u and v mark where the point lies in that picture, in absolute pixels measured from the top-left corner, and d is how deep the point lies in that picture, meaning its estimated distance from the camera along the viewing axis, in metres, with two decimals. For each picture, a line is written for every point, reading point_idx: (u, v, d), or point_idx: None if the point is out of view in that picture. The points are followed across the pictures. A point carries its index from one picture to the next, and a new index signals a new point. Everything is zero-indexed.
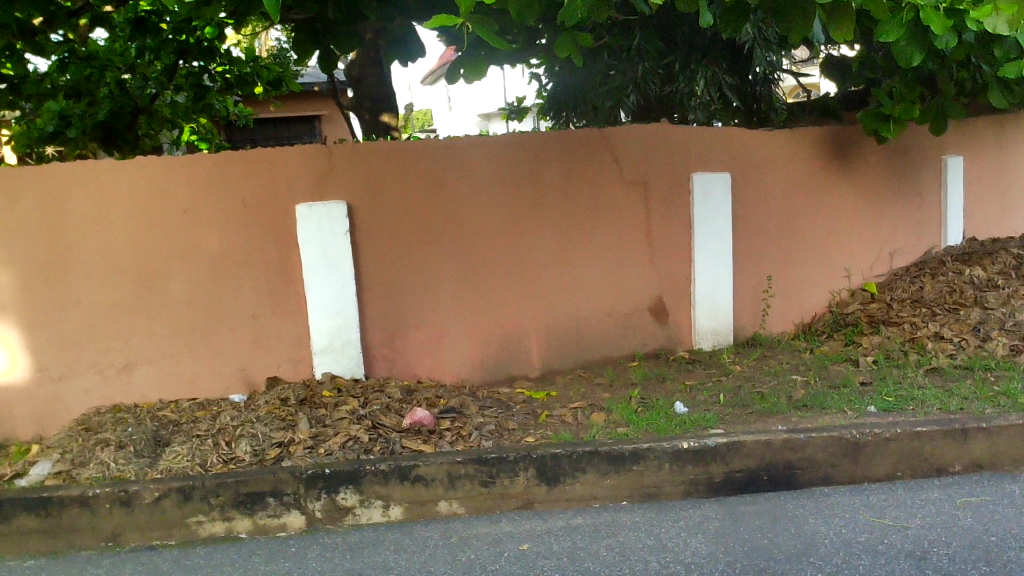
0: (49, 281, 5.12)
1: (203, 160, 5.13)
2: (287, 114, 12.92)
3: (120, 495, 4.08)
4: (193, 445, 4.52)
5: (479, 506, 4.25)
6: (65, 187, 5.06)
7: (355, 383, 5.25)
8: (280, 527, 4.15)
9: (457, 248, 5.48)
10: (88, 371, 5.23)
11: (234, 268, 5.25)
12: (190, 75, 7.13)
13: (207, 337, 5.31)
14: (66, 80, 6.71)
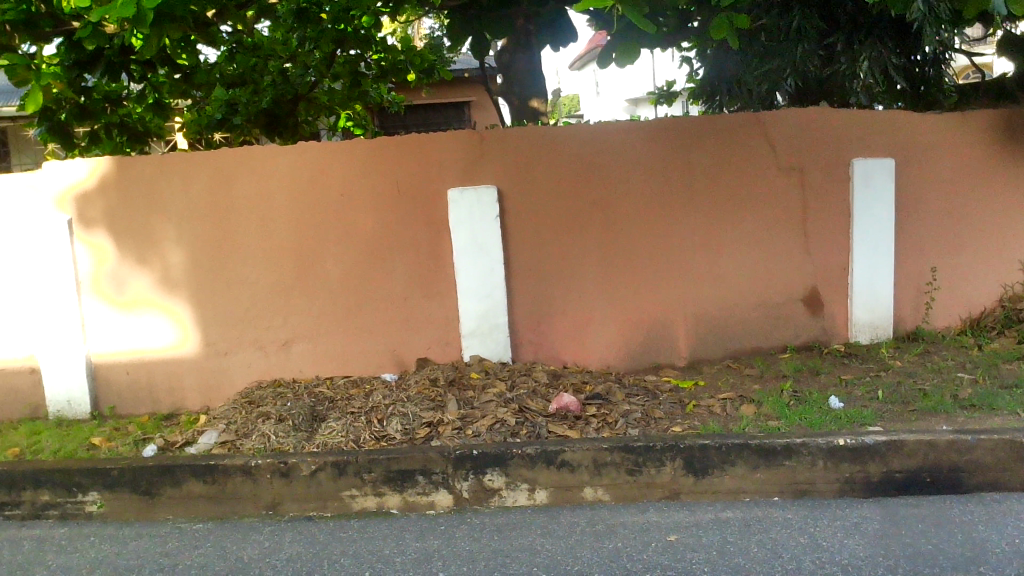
0: (216, 261, 5.42)
1: (361, 146, 5.30)
2: (438, 100, 13.16)
3: (280, 466, 4.28)
4: (347, 421, 4.68)
5: (625, 494, 4.22)
6: (233, 172, 5.35)
7: (502, 366, 5.30)
8: (429, 505, 4.25)
9: (605, 234, 5.44)
10: (251, 347, 5.50)
11: (388, 250, 5.40)
12: (348, 63, 7.21)
13: (361, 317, 5.48)
14: (231, 70, 6.98)
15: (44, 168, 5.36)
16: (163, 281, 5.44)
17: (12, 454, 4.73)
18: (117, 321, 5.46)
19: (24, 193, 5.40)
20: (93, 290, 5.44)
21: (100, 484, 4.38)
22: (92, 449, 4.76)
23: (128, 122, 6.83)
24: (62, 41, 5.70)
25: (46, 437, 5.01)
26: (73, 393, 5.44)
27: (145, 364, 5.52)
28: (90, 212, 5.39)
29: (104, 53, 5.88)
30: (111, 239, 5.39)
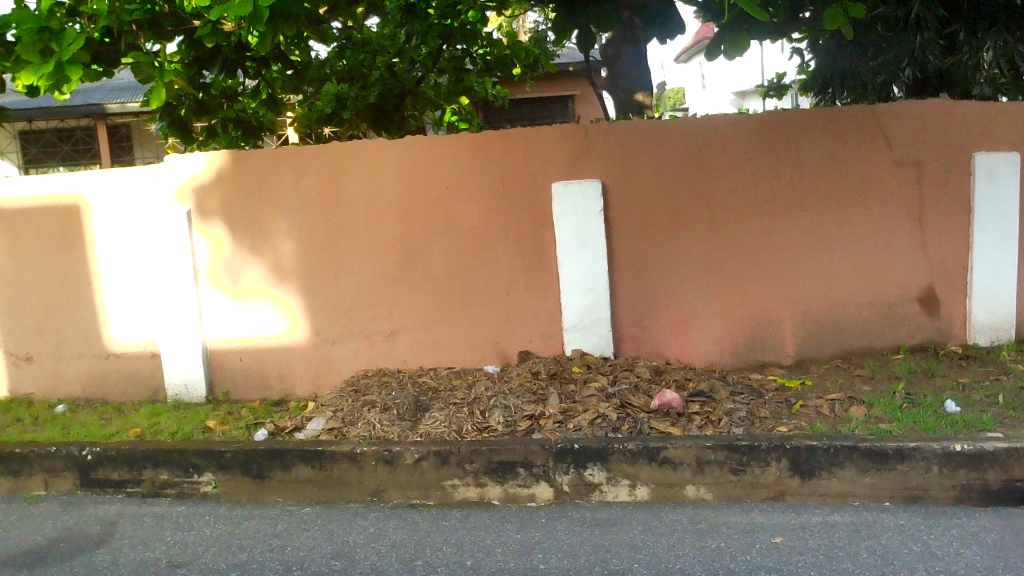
0: (325, 252, 5.56)
1: (467, 140, 5.36)
2: (542, 94, 13.17)
3: (384, 454, 4.36)
4: (450, 412, 4.75)
5: (728, 493, 4.16)
6: (342, 166, 5.48)
7: (604, 361, 5.28)
8: (530, 498, 4.28)
9: (711, 230, 5.36)
10: (358, 337, 5.63)
11: (492, 243, 5.44)
12: (453, 59, 7.33)
13: (465, 309, 5.53)
14: (341, 66, 7.06)
15: (165, 161, 5.59)
16: (275, 271, 5.61)
17: (135, 434, 4.96)
18: (231, 309, 5.67)
19: (146, 184, 5.65)
20: (210, 278, 5.66)
21: (214, 465, 4.56)
22: (207, 432, 4.95)
23: (243, 117, 7.06)
24: (183, 40, 5.93)
25: (165, 419, 5.23)
26: (190, 377, 5.68)
27: (258, 351, 5.71)
28: (207, 204, 5.60)
29: (221, 51, 6.10)
30: (227, 230, 5.59)
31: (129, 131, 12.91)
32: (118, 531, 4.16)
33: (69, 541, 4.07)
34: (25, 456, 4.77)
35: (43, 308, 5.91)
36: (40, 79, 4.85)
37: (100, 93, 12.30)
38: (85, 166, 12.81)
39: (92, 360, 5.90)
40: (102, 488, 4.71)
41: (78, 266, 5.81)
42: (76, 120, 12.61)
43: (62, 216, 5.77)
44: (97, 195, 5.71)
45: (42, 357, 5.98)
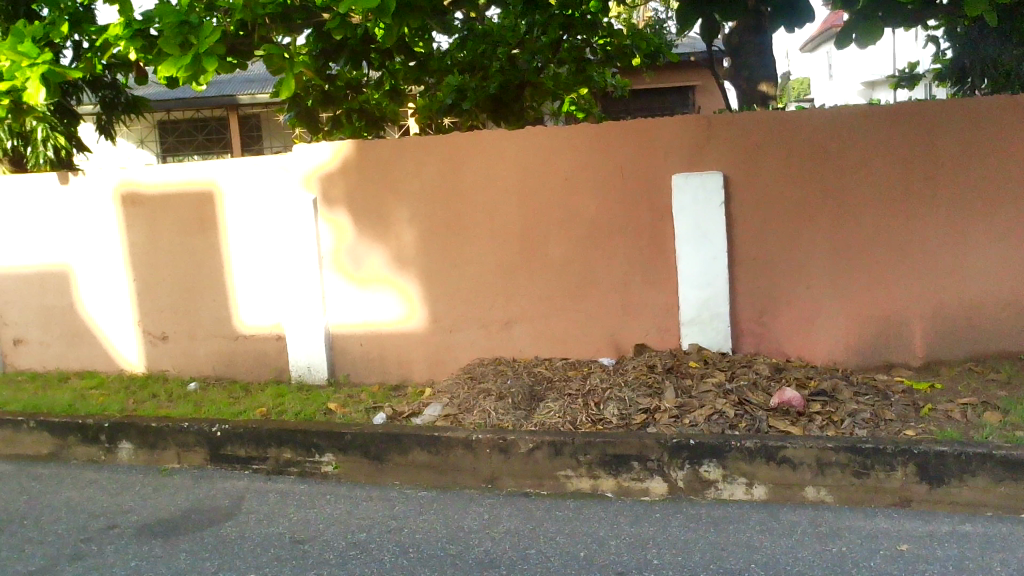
0: (444, 241, 5.65)
1: (586, 132, 5.35)
2: (662, 84, 13.01)
3: (499, 442, 4.41)
4: (565, 403, 4.76)
5: (850, 497, 4.03)
6: (463, 156, 5.55)
7: (722, 356, 5.19)
8: (644, 492, 4.25)
9: (837, 224, 5.19)
10: (474, 325, 5.69)
11: (609, 235, 5.41)
12: (573, 49, 7.30)
13: (581, 301, 5.52)
14: (461, 57, 7.14)
15: (293, 151, 5.78)
16: (396, 259, 5.73)
17: (261, 414, 5.15)
18: (353, 295, 5.83)
19: (275, 173, 5.86)
20: (333, 265, 5.83)
21: (335, 447, 4.69)
22: (329, 413, 5.10)
23: (366, 108, 7.22)
24: (311, 32, 6.11)
25: (289, 400, 5.42)
26: (313, 360, 5.87)
27: (378, 337, 5.85)
28: (332, 192, 5.77)
29: (347, 43, 6.27)
30: (350, 218, 5.75)
31: (259, 122, 13.39)
32: (245, 505, 4.34)
33: (200, 513, 4.26)
34: (161, 430, 5.04)
35: (177, 289, 6.21)
36: (179, 70, 5.11)
37: (233, 85, 12.80)
38: (218, 154, 13.35)
39: (222, 341, 6.17)
40: (229, 463, 4.92)
41: (211, 250, 6.07)
42: (211, 110, 13.15)
43: (197, 202, 6.05)
44: (230, 183, 5.95)
45: (176, 336, 6.28)
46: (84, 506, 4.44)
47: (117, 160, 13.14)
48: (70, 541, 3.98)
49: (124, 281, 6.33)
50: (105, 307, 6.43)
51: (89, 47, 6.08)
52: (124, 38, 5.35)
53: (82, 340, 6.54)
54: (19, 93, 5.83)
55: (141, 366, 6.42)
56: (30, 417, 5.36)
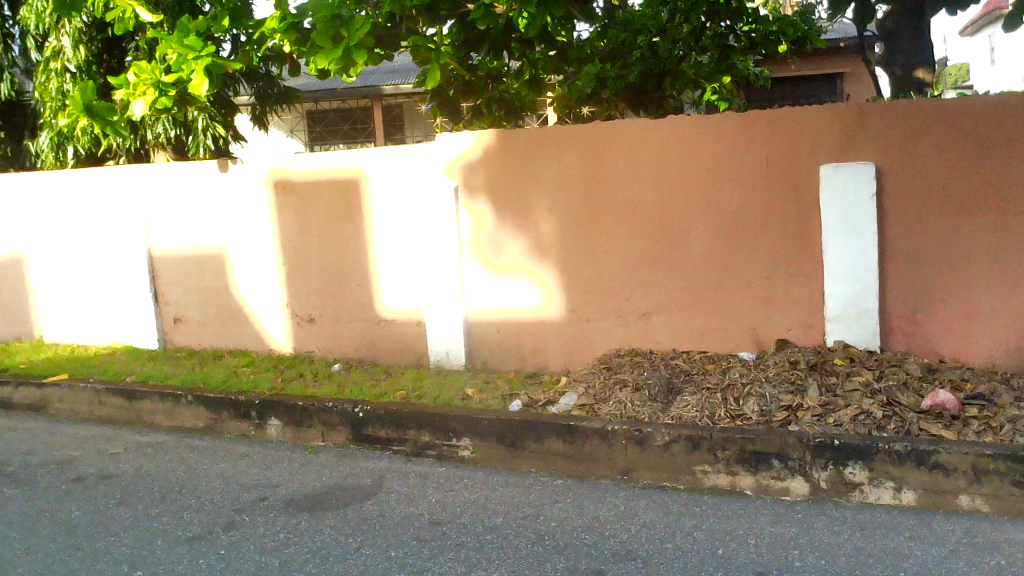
0: (583, 231, 5.64)
1: (731, 121, 5.23)
2: (807, 71, 12.57)
3: (635, 434, 4.38)
4: (703, 397, 4.68)
5: (1009, 508, 3.81)
6: (602, 146, 5.52)
7: (869, 354, 4.99)
8: (784, 491, 4.14)
9: (1001, 217, 4.83)
10: (611, 315, 5.66)
11: (753, 227, 5.28)
12: (717, 35, 6.93)
13: (721, 293, 5.41)
14: (602, 45, 6.97)
15: (436, 140, 5.90)
16: (535, 248, 5.77)
17: (401, 396, 5.29)
18: (492, 283, 5.91)
19: (418, 161, 5.99)
20: (473, 253, 5.93)
21: (472, 431, 4.78)
22: (467, 398, 5.19)
23: (505, 97, 7.12)
24: (454, 23, 6.30)
25: (428, 384, 5.54)
26: (452, 345, 5.99)
27: (515, 324, 5.91)
28: (474, 181, 5.86)
29: (488, 32, 6.42)
30: (491, 206, 5.83)
31: (401, 111, 13.69)
32: (386, 485, 4.47)
33: (343, 490, 4.42)
34: (307, 409, 5.25)
35: (323, 274, 6.44)
36: (332, 63, 5.32)
37: (377, 75, 13.13)
38: (362, 143, 13.73)
39: (365, 324, 6.35)
40: (370, 443, 5.07)
41: (355, 236, 6.26)
42: (356, 100, 13.54)
43: (344, 189, 6.25)
44: (376, 171, 6.12)
45: (322, 319, 6.51)
46: (237, 478, 4.67)
47: (268, 148, 13.71)
48: (226, 510, 4.20)
49: (274, 265, 6.61)
50: (256, 289, 6.73)
51: (246, 40, 6.37)
52: (280, 31, 5.58)
53: (235, 320, 6.87)
54: (184, 85, 6.16)
55: (289, 346, 6.69)
56: (189, 392, 5.69)
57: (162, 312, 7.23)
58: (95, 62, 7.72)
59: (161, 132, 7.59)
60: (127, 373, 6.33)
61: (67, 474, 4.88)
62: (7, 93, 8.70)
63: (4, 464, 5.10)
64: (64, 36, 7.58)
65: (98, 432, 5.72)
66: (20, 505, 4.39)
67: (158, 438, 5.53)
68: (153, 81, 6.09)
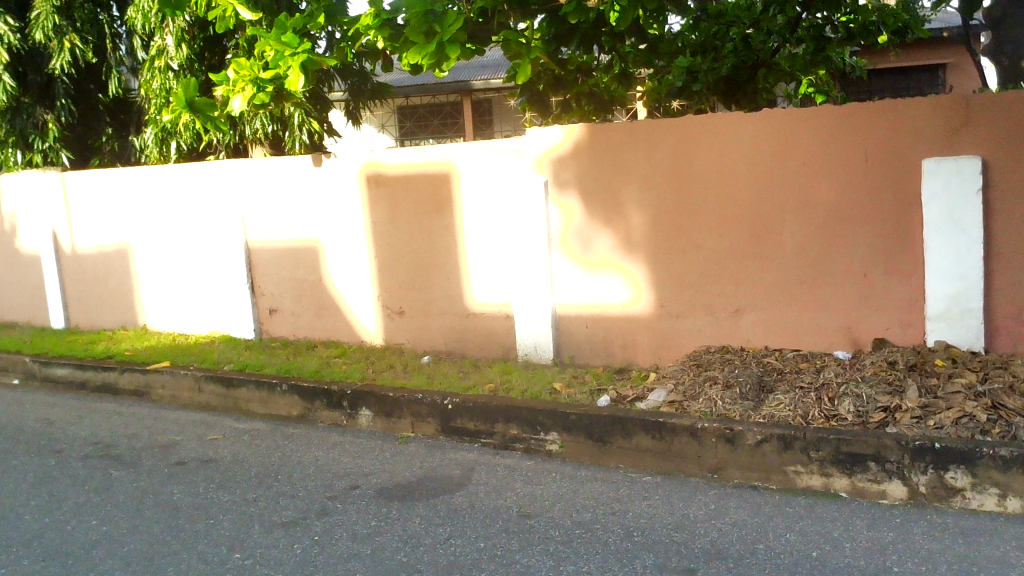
0: (673, 226, 5.58)
1: (828, 115, 5.10)
2: (908, 63, 12.17)
3: (726, 433, 4.32)
4: (796, 395, 4.59)
5: None
6: (694, 139, 5.45)
7: (973, 355, 4.80)
8: (881, 495, 4.03)
9: None
10: (702, 312, 5.59)
11: (849, 223, 5.14)
12: (812, 26, 6.73)
13: (815, 291, 5.29)
14: (695, 39, 6.82)
15: (527, 135, 5.91)
16: (624, 243, 5.73)
17: (490, 389, 5.33)
18: (581, 278, 5.89)
19: (509, 156, 6.01)
20: (561, 248, 5.93)
21: (560, 425, 4.79)
22: (555, 393, 5.19)
23: (595, 92, 7.16)
24: (545, 17, 6.23)
25: (516, 377, 5.56)
26: (540, 339, 6.00)
27: (604, 319, 5.88)
28: (564, 175, 5.85)
29: (579, 27, 6.30)
30: (580, 201, 5.81)
31: (491, 106, 13.76)
32: (474, 477, 4.51)
33: (433, 480, 4.47)
34: (397, 400, 5.33)
35: (414, 267, 6.52)
36: (424, 58, 5.37)
37: (467, 70, 13.22)
38: (452, 138, 13.85)
39: (454, 317, 6.41)
40: (459, 435, 5.12)
41: (446, 230, 6.33)
42: (446, 95, 13.65)
43: (435, 183, 6.32)
44: (466, 165, 6.17)
45: (412, 311, 6.60)
46: (330, 466, 4.77)
47: (361, 143, 13.94)
48: (319, 497, 4.30)
49: (366, 258, 6.72)
50: (349, 281, 6.85)
51: (340, 36, 6.48)
52: (374, 28, 5.65)
53: (328, 312, 7.02)
54: (281, 81, 6.31)
55: (379, 338, 6.80)
56: (284, 380, 5.84)
57: (259, 303, 7.43)
58: (197, 60, 7.97)
59: (259, 127, 7.81)
60: (225, 362, 6.53)
61: (169, 457, 5.06)
62: (115, 91, 9.06)
63: (111, 447, 5.32)
64: (167, 35, 7.84)
65: (198, 418, 5.92)
66: (126, 487, 4.58)
67: (254, 425, 5.69)
68: (251, 78, 6.27)
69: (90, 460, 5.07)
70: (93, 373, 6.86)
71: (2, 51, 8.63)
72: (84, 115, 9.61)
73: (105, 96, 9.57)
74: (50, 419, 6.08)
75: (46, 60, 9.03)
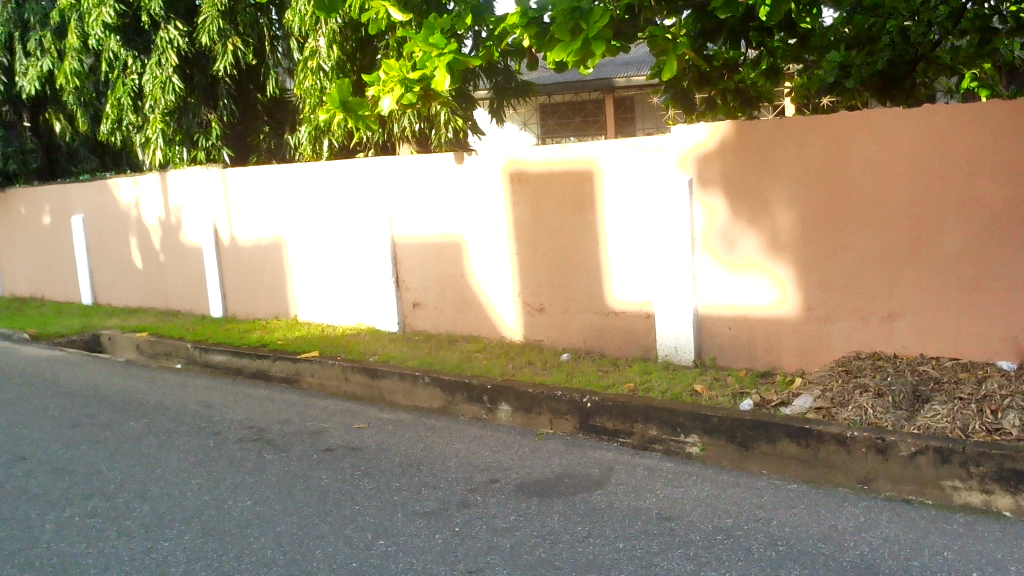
0: (823, 226, 5.38)
1: (994, 111, 4.79)
2: None
3: (877, 442, 4.15)
4: (954, 406, 4.35)
5: None
6: (847, 136, 5.23)
7: None
8: None
9: None
10: (852, 316, 5.36)
11: (1016, 225, 4.80)
12: (979, 17, 6.12)
13: (977, 296, 4.97)
14: (849, 33, 6.53)
15: (672, 132, 5.84)
16: (771, 244, 5.57)
17: (629, 388, 5.29)
18: (725, 279, 5.78)
19: (654, 154, 5.96)
20: (706, 248, 5.83)
21: (701, 428, 4.71)
22: (696, 394, 5.11)
23: (742, 88, 7.00)
24: (691, 13, 6.16)
25: (656, 377, 5.51)
26: (681, 339, 5.92)
27: (748, 321, 5.74)
28: (709, 173, 5.74)
29: (726, 22, 6.21)
30: (725, 200, 5.69)
31: (633, 103, 13.65)
32: (614, 476, 4.48)
33: (572, 478, 4.48)
34: (537, 396, 5.37)
35: (555, 264, 6.55)
36: (569, 55, 5.38)
37: (610, 67, 13.15)
38: (594, 136, 13.81)
39: (594, 316, 6.40)
40: (598, 434, 5.11)
41: (588, 227, 6.33)
42: (589, 93, 13.62)
43: (578, 181, 6.33)
44: (611, 163, 6.15)
45: (552, 308, 6.62)
46: (470, 458, 4.85)
47: (503, 141, 14.09)
48: (460, 489, 4.37)
49: (508, 254, 6.79)
50: (490, 276, 6.94)
51: (487, 36, 6.59)
52: (520, 26, 5.69)
53: (470, 307, 7.13)
54: (428, 81, 6.45)
55: (519, 334, 6.86)
56: (426, 373, 5.98)
57: (403, 297, 7.62)
58: (349, 60, 8.24)
59: (407, 126, 8.01)
60: (370, 353, 6.73)
61: (318, 443, 5.26)
62: (272, 91, 9.47)
63: (264, 431, 5.57)
64: (321, 36, 8.14)
65: (345, 406, 6.13)
66: (278, 470, 4.78)
67: (398, 415, 5.84)
68: (400, 78, 6.44)
69: (245, 443, 5.32)
70: (248, 361, 7.20)
71: (171, 54, 9.16)
72: (244, 114, 10.11)
73: (263, 95, 10.02)
74: (210, 402, 6.42)
75: (211, 62, 9.57)
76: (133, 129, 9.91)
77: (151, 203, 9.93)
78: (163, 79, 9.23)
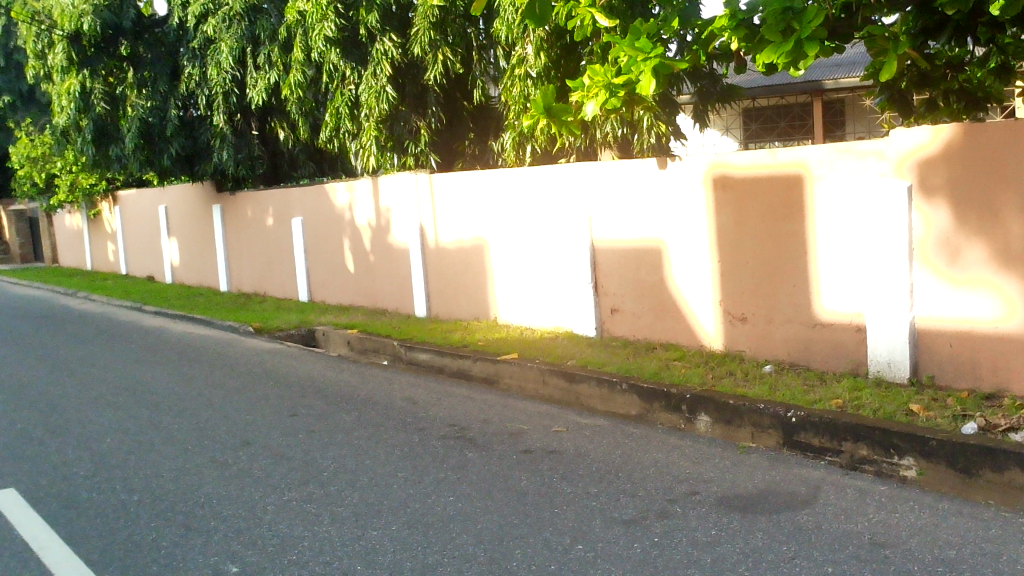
0: None
1: None
2: None
3: None
4: None
5: None
6: None
7: None
8: None
9: None
10: None
11: None
12: None
13: None
14: None
15: (891, 135, 5.52)
16: (1000, 256, 5.13)
17: (838, 404, 5.05)
18: (946, 293, 5.40)
19: (872, 160, 5.67)
20: (926, 259, 5.46)
21: (918, 450, 4.42)
22: (911, 415, 4.80)
23: (966, 87, 6.53)
24: (911, 10, 5.72)
25: (866, 394, 5.22)
26: (894, 355, 5.60)
27: (973, 338, 5.31)
28: (931, 179, 5.36)
29: (951, 18, 5.64)
30: (949, 208, 5.30)
31: (843, 106, 13.03)
32: (821, 496, 4.28)
33: (776, 495, 4.32)
34: (738, 408, 5.23)
35: (759, 272, 6.35)
36: (780, 57, 5.20)
37: (819, 70, 12.60)
38: (800, 141, 13.27)
39: (800, 326, 6.15)
40: (803, 451, 4.91)
41: (795, 235, 6.09)
42: (795, 96, 13.08)
43: (786, 186, 6.11)
44: (825, 170, 5.90)
45: (755, 318, 6.43)
46: (668, 468, 4.78)
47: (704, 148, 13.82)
48: (660, 499, 4.32)
49: (709, 261, 6.66)
50: (691, 282, 6.82)
51: (693, 40, 6.48)
52: (729, 29, 5.53)
53: (670, 314, 7.03)
54: (633, 86, 6.43)
55: (718, 342, 6.71)
56: (624, 380, 5.96)
57: (601, 302, 7.61)
58: (554, 67, 8.33)
59: (609, 131, 8.01)
60: (568, 357, 6.79)
61: (517, 445, 5.34)
62: (478, 99, 9.72)
63: (465, 429, 5.72)
64: (528, 44, 8.26)
65: (543, 409, 6.20)
66: (478, 469, 4.88)
67: (595, 420, 5.84)
68: (604, 83, 6.45)
69: (448, 440, 5.48)
70: (450, 360, 7.43)
71: (386, 65, 9.59)
72: (451, 123, 10.49)
73: (469, 104, 10.33)
74: (414, 398, 6.66)
75: (422, 72, 9.94)
76: (349, 136, 10.46)
77: (364, 206, 10.44)
78: (378, 88, 9.68)
